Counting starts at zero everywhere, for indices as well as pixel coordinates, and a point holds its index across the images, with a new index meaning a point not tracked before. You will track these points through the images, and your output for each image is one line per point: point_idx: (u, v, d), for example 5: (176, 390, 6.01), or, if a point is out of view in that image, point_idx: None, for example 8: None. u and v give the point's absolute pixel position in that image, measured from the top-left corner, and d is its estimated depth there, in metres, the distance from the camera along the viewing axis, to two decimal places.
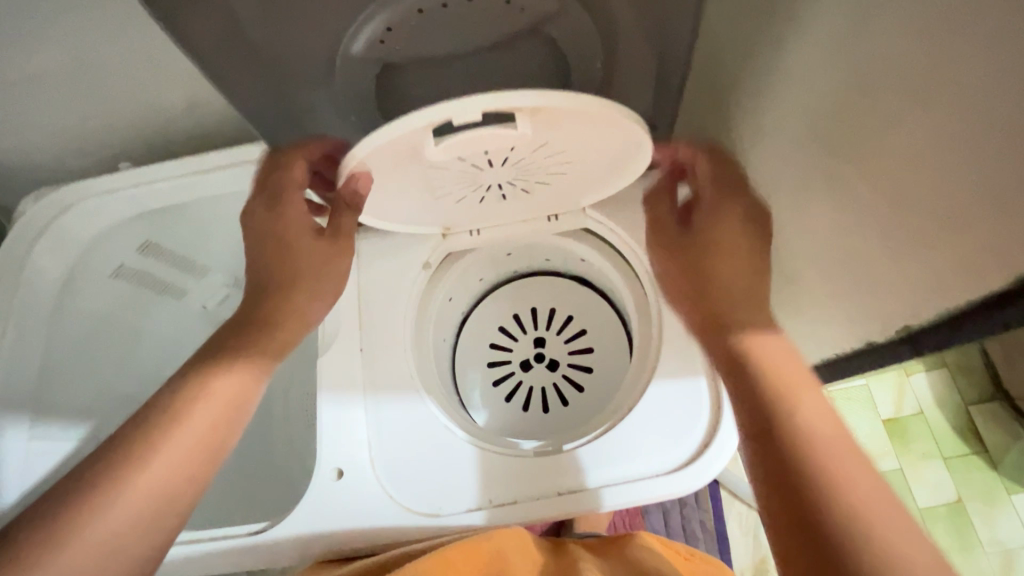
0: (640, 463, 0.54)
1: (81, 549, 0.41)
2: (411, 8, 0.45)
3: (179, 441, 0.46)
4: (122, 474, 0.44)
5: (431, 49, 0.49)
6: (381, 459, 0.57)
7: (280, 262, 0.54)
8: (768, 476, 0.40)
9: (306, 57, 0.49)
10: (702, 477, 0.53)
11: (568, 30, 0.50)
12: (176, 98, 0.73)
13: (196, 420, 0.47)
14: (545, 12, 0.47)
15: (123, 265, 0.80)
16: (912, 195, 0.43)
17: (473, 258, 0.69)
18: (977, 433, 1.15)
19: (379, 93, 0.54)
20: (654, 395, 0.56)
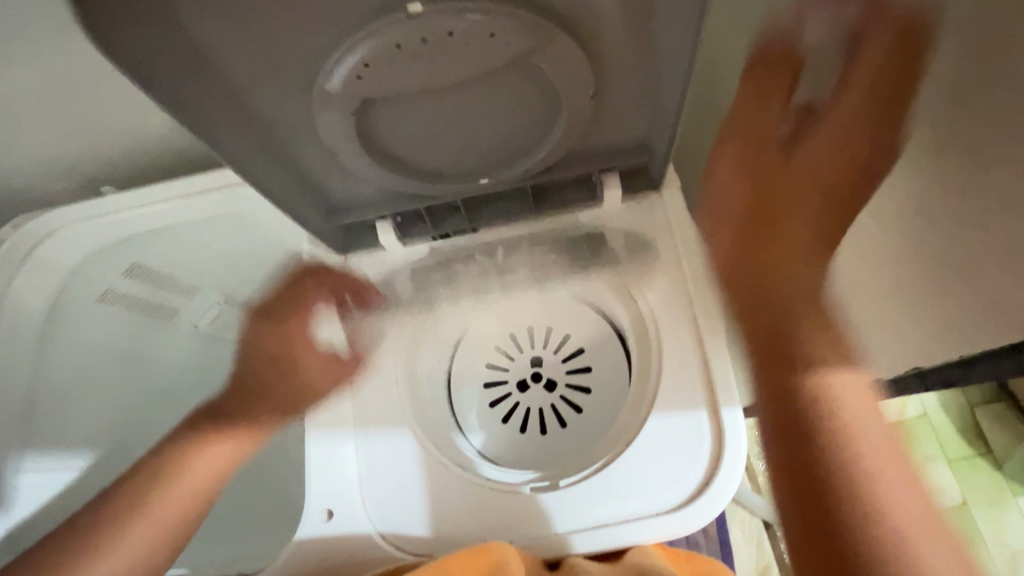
0: (641, 501, 0.52)
1: None
2: (389, 44, 0.43)
3: (174, 494, 0.52)
4: None
5: (411, 83, 0.47)
6: (375, 497, 0.56)
7: (279, 362, 0.58)
8: (792, 477, 0.38)
9: (283, 79, 0.47)
10: (704, 515, 0.51)
11: (558, 59, 0.47)
12: (157, 121, 0.71)
13: (194, 476, 0.53)
14: (531, 45, 0.45)
15: (110, 290, 0.78)
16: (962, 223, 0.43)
17: (461, 275, 0.65)
18: (981, 435, 1.14)
19: (359, 128, 0.51)
20: (654, 429, 0.54)
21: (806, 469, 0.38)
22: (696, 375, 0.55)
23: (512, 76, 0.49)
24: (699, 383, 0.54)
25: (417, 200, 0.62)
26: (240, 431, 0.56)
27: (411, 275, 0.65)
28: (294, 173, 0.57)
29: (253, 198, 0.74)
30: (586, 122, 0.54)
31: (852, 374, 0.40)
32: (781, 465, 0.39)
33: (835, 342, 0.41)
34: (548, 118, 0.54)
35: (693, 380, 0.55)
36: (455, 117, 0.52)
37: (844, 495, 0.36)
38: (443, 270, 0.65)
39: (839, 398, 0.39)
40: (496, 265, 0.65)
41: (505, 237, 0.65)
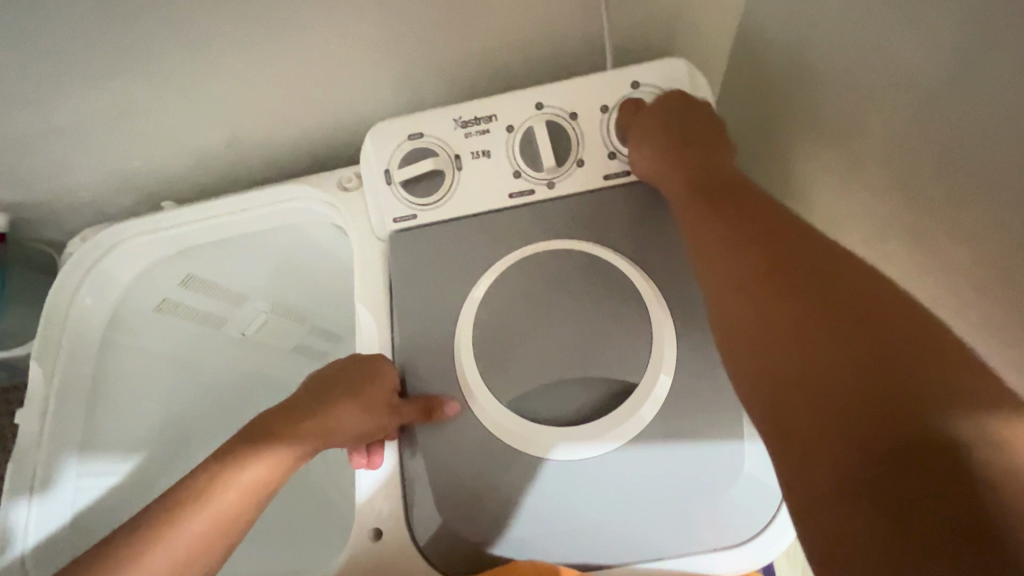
0: (717, 527, 0.49)
1: (158, 559, 0.42)
2: (563, 293, 0.55)
3: (215, 508, 0.44)
4: (222, 494, 0.45)
5: (529, 326, 0.54)
6: (424, 520, 0.52)
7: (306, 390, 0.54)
8: (852, 358, 0.33)
9: (461, 267, 0.59)
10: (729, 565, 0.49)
11: (643, 281, 0.55)
12: (215, 141, 0.72)
13: (246, 472, 0.46)
14: (644, 305, 0.54)
15: (167, 299, 0.81)
16: None
17: (529, 441, 0.51)
18: None
19: (481, 314, 0.56)
20: (720, 450, 0.49)
21: (852, 333, 0.34)
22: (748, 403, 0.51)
23: (628, 308, 0.54)
24: None
25: (476, 213, 0.60)
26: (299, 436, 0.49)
27: (450, 287, 0.59)
28: (393, 275, 0.61)
29: (303, 212, 0.73)
30: (655, 241, 0.57)
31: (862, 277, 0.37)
32: (814, 339, 0.35)
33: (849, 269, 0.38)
34: (641, 274, 0.55)
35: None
36: (558, 295, 0.55)
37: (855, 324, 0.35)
38: (504, 421, 0.52)
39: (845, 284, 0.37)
40: (523, 312, 0.55)
41: (557, 248, 0.57)
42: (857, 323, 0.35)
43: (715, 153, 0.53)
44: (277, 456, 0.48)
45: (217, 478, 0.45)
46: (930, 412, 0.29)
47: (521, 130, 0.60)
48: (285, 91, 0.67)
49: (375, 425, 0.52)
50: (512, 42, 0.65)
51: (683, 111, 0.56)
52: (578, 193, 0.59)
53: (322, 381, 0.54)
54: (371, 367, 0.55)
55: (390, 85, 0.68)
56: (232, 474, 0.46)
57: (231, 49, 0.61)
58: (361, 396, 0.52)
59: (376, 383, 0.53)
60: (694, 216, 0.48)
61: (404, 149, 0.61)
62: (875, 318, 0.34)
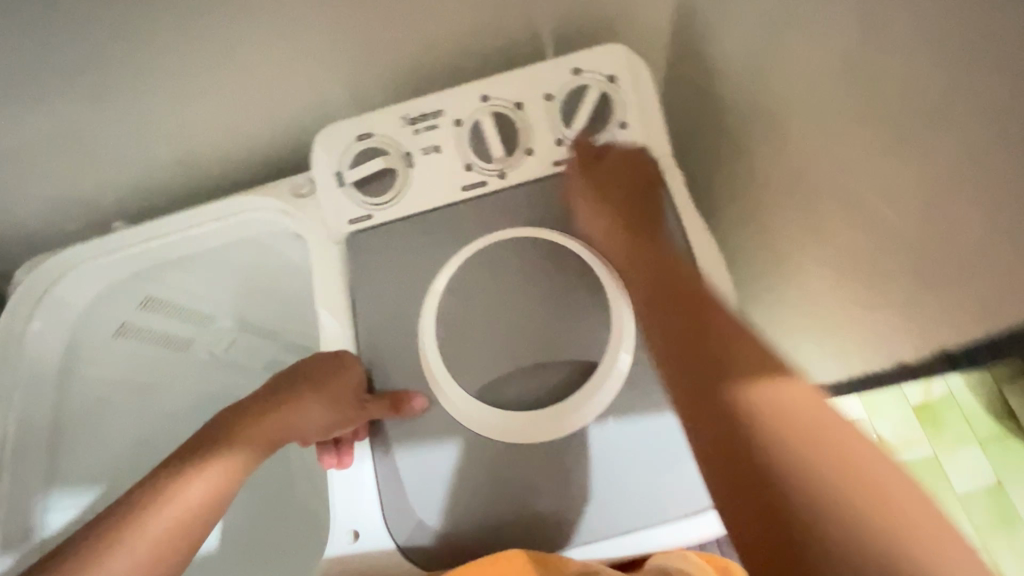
0: (690, 493, 0.50)
1: (127, 553, 0.42)
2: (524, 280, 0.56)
3: (177, 508, 0.45)
4: (191, 487, 0.46)
5: (491, 315, 0.55)
6: (401, 516, 0.52)
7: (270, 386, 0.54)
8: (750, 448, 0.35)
9: (418, 263, 0.59)
10: (707, 528, 0.50)
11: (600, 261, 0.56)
12: (162, 158, 0.71)
13: (207, 471, 0.47)
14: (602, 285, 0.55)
15: (126, 323, 0.78)
16: (965, 210, 0.38)
17: (502, 433, 0.52)
18: (1013, 415, 1.21)
19: (442, 307, 0.56)
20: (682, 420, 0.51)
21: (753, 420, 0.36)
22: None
23: (586, 290, 0.55)
24: None
25: (431, 208, 0.61)
26: (266, 430, 0.51)
27: (411, 285, 0.59)
28: (353, 277, 0.61)
29: (259, 223, 0.73)
30: None
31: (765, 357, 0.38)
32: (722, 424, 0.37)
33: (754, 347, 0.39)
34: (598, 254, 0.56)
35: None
36: (518, 282, 0.56)
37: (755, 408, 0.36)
38: (472, 412, 0.52)
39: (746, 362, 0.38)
40: (486, 303, 0.56)
41: (515, 238, 0.58)
42: (763, 409, 0.36)
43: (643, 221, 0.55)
44: (243, 451, 0.49)
45: (177, 478, 0.46)
46: (817, 513, 0.31)
47: (469, 123, 0.60)
48: (230, 102, 0.66)
49: (339, 423, 0.53)
50: (453, 38, 0.66)
51: (613, 176, 0.57)
52: (531, 182, 0.60)
53: (285, 377, 0.54)
54: (331, 364, 0.54)
55: (337, 89, 0.68)
56: (193, 474, 0.46)
57: (167, 63, 0.60)
58: (320, 397, 0.52)
59: (332, 385, 0.53)
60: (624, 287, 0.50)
61: (355, 150, 0.61)
62: (771, 400, 0.36)
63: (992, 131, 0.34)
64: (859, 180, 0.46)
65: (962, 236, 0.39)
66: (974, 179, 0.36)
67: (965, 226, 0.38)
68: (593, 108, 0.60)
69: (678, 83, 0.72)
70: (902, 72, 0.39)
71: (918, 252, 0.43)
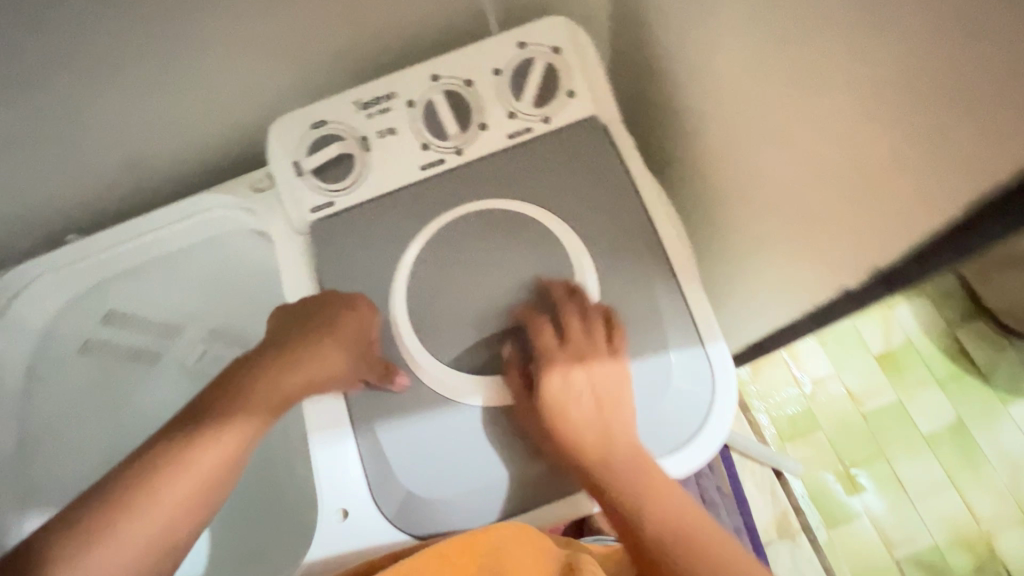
0: (666, 432, 0.53)
1: (135, 526, 0.42)
2: (490, 251, 0.58)
3: (183, 476, 0.44)
4: (195, 457, 0.45)
5: (459, 287, 0.58)
6: (390, 489, 0.53)
7: (277, 328, 0.54)
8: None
9: (384, 244, 0.60)
10: (691, 463, 0.53)
11: (560, 226, 0.58)
12: (113, 164, 0.70)
13: (226, 429, 0.47)
14: (563, 248, 0.58)
15: (91, 339, 0.77)
16: (886, 135, 0.41)
17: (479, 397, 0.54)
18: (965, 353, 1.29)
19: (414, 284, 0.58)
20: (649, 364, 0.54)
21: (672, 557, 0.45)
22: (665, 312, 0.55)
23: (549, 255, 0.58)
24: (700, 321, 0.55)
25: (392, 190, 0.61)
26: (270, 382, 0.50)
27: (379, 265, 0.60)
28: (319, 264, 0.61)
29: (222, 223, 0.72)
30: (566, 189, 0.60)
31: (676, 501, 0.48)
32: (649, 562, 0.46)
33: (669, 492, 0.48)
34: (558, 219, 0.59)
35: (687, 323, 0.55)
36: (484, 255, 0.58)
37: (674, 550, 0.45)
38: (449, 381, 0.54)
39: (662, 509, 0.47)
40: (451, 276, 0.58)
41: (476, 212, 0.60)
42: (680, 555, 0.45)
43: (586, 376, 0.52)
44: (244, 415, 0.48)
45: (197, 436, 0.46)
46: None
47: (422, 103, 0.61)
48: (178, 101, 0.66)
49: (336, 373, 0.52)
50: (398, 19, 0.66)
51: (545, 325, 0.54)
52: (488, 156, 0.61)
53: (291, 322, 0.54)
54: (338, 310, 0.54)
55: (287, 81, 0.68)
56: (211, 432, 0.47)
57: (110, 67, 0.59)
58: (325, 341, 0.52)
59: (339, 331, 0.53)
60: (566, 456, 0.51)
61: (311, 139, 0.62)
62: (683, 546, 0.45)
63: (901, 56, 0.37)
64: (793, 123, 0.49)
65: (886, 161, 0.42)
66: (891, 100, 0.39)
67: (888, 150, 0.41)
68: (542, 79, 0.62)
69: (621, 51, 0.75)
70: (818, 12, 0.42)
71: (851, 183, 0.46)
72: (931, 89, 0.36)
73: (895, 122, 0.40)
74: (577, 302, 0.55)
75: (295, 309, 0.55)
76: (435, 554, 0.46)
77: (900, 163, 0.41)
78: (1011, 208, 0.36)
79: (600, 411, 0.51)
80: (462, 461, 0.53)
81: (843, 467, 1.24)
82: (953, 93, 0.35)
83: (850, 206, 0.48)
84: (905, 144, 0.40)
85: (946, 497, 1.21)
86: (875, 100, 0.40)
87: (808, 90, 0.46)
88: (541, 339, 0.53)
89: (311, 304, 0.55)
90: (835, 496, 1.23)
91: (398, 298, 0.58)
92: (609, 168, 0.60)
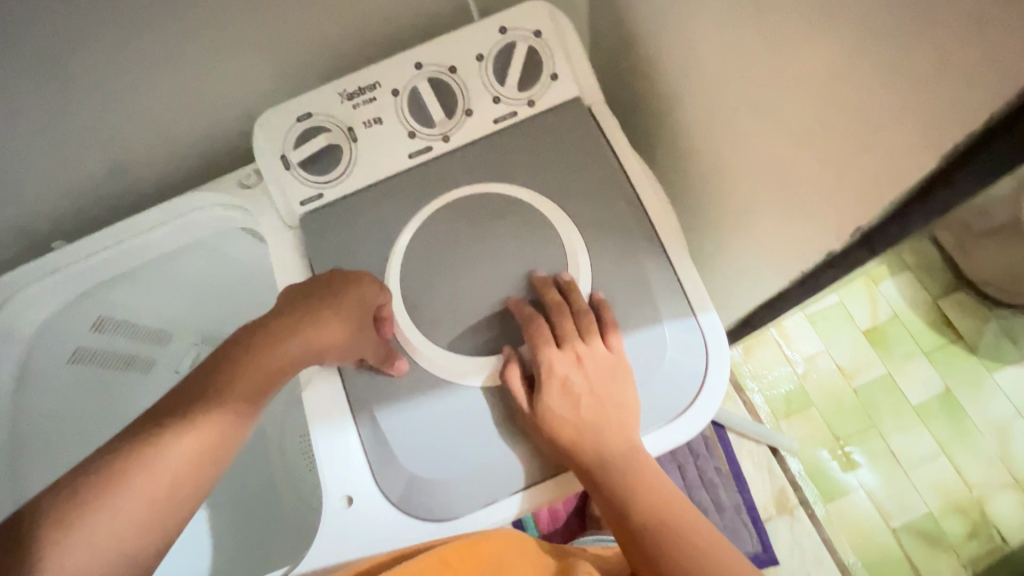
0: (662, 403, 0.55)
1: (115, 513, 0.41)
2: (481, 235, 0.59)
3: (167, 463, 0.43)
4: (181, 444, 0.44)
5: (452, 271, 0.58)
6: (393, 475, 0.53)
7: (286, 304, 0.53)
8: (662, 561, 0.46)
9: (374, 233, 0.60)
10: (688, 431, 0.54)
11: (548, 206, 0.59)
12: (96, 168, 0.69)
13: (234, 387, 0.48)
14: (552, 229, 0.59)
15: (79, 348, 0.75)
16: (859, 98, 0.42)
17: (477, 377, 0.55)
18: (948, 323, 1.33)
19: (407, 271, 0.59)
20: (643, 337, 0.55)
21: (665, 541, 0.47)
22: (655, 285, 0.56)
23: (539, 235, 0.59)
24: (690, 293, 0.56)
25: (381, 180, 0.62)
26: (276, 364, 0.50)
27: (371, 253, 0.60)
28: (311, 256, 0.61)
29: (209, 223, 0.72)
30: (553, 170, 0.61)
31: (666, 492, 0.51)
32: (643, 547, 0.48)
33: (661, 483, 0.51)
34: (546, 200, 0.60)
35: (677, 296, 0.56)
36: (475, 238, 0.59)
37: (666, 533, 0.48)
38: (447, 364, 0.55)
39: (654, 499, 0.50)
40: (443, 260, 0.59)
41: (465, 196, 0.60)
42: (671, 539, 0.47)
43: (587, 366, 0.53)
44: (233, 401, 0.47)
45: (206, 394, 0.47)
46: None
47: (406, 92, 0.62)
48: (159, 101, 0.65)
49: (341, 356, 0.53)
50: (378, 9, 0.67)
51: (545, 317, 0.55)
52: (474, 142, 0.62)
53: (300, 301, 0.53)
54: (349, 294, 0.53)
55: (269, 76, 0.68)
56: (219, 390, 0.47)
57: (89, 70, 0.58)
58: (336, 325, 0.52)
59: (350, 315, 0.53)
60: (566, 443, 0.52)
61: (297, 132, 0.62)
62: (674, 529, 0.48)
63: (870, 19, 0.38)
64: (771, 93, 0.50)
65: (860, 123, 0.43)
66: (863, 63, 0.40)
67: (862, 112, 0.42)
68: (524, 64, 0.62)
69: (600, 34, 0.76)
70: None
71: (826, 148, 0.48)
72: (900, 49, 0.37)
73: (869, 84, 0.41)
74: (575, 293, 0.56)
75: (308, 287, 0.54)
76: (436, 557, 0.45)
77: (874, 124, 0.42)
78: (975, 160, 0.37)
79: (601, 401, 0.53)
80: (463, 444, 0.53)
81: (837, 444, 1.26)
82: (921, 51, 0.36)
83: (828, 171, 0.49)
84: (878, 105, 0.41)
85: (938, 465, 1.24)
86: (848, 64, 0.41)
87: (784, 59, 0.47)
88: (541, 328, 0.54)
89: (322, 283, 0.54)
90: (830, 471, 1.24)
91: (392, 285, 0.58)
92: (594, 148, 0.61)
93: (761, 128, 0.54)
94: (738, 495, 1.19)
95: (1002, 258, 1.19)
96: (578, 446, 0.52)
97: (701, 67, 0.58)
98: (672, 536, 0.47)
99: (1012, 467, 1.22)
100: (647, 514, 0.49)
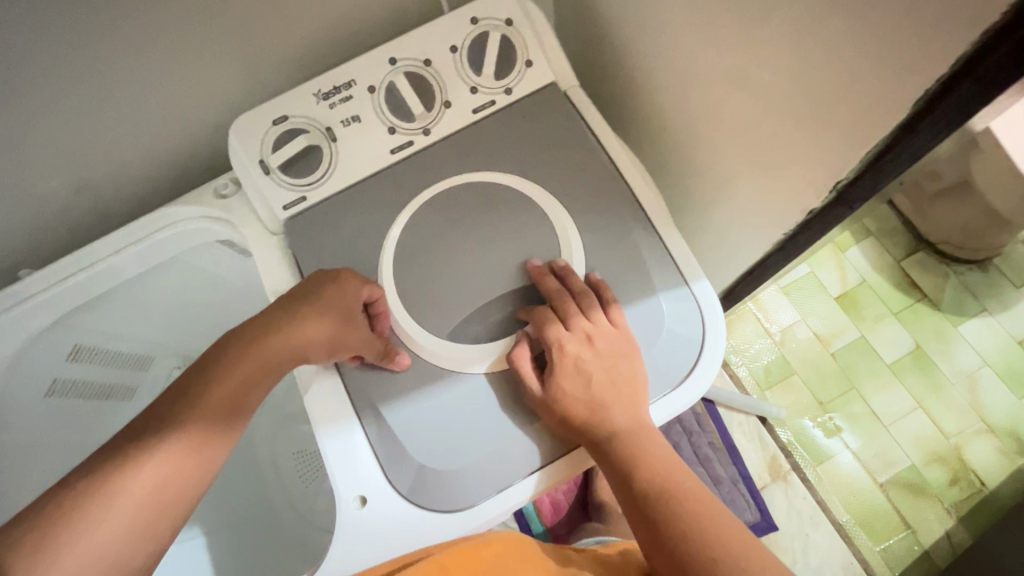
0: (664, 373, 0.56)
1: (103, 527, 0.39)
2: (471, 223, 0.59)
3: (154, 472, 0.42)
4: (171, 452, 0.43)
5: (446, 262, 0.58)
6: (404, 470, 0.53)
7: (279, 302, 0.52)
8: (671, 530, 0.47)
9: (363, 230, 0.60)
10: (690, 397, 0.56)
11: (534, 190, 0.60)
12: (61, 189, 0.67)
13: (215, 392, 0.47)
14: (541, 212, 0.59)
15: (57, 380, 0.72)
16: (827, 60, 0.44)
17: (480, 364, 0.55)
18: (913, 283, 1.39)
19: (399, 266, 0.58)
20: (640, 311, 0.56)
21: (673, 509, 0.48)
22: (647, 258, 0.58)
23: (528, 220, 0.59)
24: (680, 263, 0.58)
25: (364, 177, 0.61)
26: (263, 365, 0.49)
27: (360, 251, 0.59)
28: (298, 259, 0.60)
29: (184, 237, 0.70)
30: (536, 155, 0.61)
31: (672, 462, 0.52)
32: (653, 516, 0.48)
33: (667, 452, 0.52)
34: (532, 185, 0.60)
35: (668, 267, 0.58)
36: (465, 227, 0.59)
37: (674, 502, 0.49)
38: (449, 354, 0.55)
39: (661, 468, 0.51)
40: (435, 252, 0.58)
41: (451, 187, 0.61)
42: (679, 506, 0.48)
43: (594, 345, 0.54)
44: (220, 404, 0.47)
45: (187, 401, 0.46)
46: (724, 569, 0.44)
47: (383, 88, 0.61)
48: (126, 114, 0.63)
49: (333, 353, 0.52)
50: (345, 6, 0.66)
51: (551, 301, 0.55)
52: (454, 133, 0.62)
53: (292, 299, 0.52)
54: (342, 290, 0.53)
55: (238, 81, 0.67)
56: (200, 396, 0.46)
57: (51, 85, 0.56)
58: (326, 323, 0.51)
59: (344, 311, 0.52)
60: (573, 422, 0.52)
61: (274, 136, 0.61)
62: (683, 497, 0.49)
63: None
64: (741, 63, 0.52)
65: (829, 84, 0.45)
66: (829, 26, 0.42)
67: (830, 73, 0.44)
68: (498, 52, 0.63)
69: (567, 21, 0.77)
70: None
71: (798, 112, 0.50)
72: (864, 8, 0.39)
73: (835, 46, 0.43)
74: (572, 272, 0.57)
75: (301, 285, 0.53)
76: (437, 564, 0.46)
77: (843, 83, 0.44)
78: (938, 108, 0.40)
79: (608, 378, 0.53)
80: (471, 431, 0.53)
81: (820, 410, 1.30)
82: (884, 9, 0.38)
83: (802, 134, 0.51)
84: (845, 65, 0.43)
85: (916, 419, 1.29)
86: (813, 27, 0.43)
87: (752, 29, 0.49)
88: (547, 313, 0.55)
89: (317, 281, 0.53)
90: (817, 438, 1.28)
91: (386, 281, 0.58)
92: (573, 131, 0.62)
93: (735, 97, 0.56)
94: (733, 467, 1.22)
95: (956, 218, 1.26)
96: (585, 423, 0.52)
97: (671, 45, 0.60)
98: (681, 504, 0.48)
99: (982, 414, 1.29)
100: (656, 484, 0.50)
